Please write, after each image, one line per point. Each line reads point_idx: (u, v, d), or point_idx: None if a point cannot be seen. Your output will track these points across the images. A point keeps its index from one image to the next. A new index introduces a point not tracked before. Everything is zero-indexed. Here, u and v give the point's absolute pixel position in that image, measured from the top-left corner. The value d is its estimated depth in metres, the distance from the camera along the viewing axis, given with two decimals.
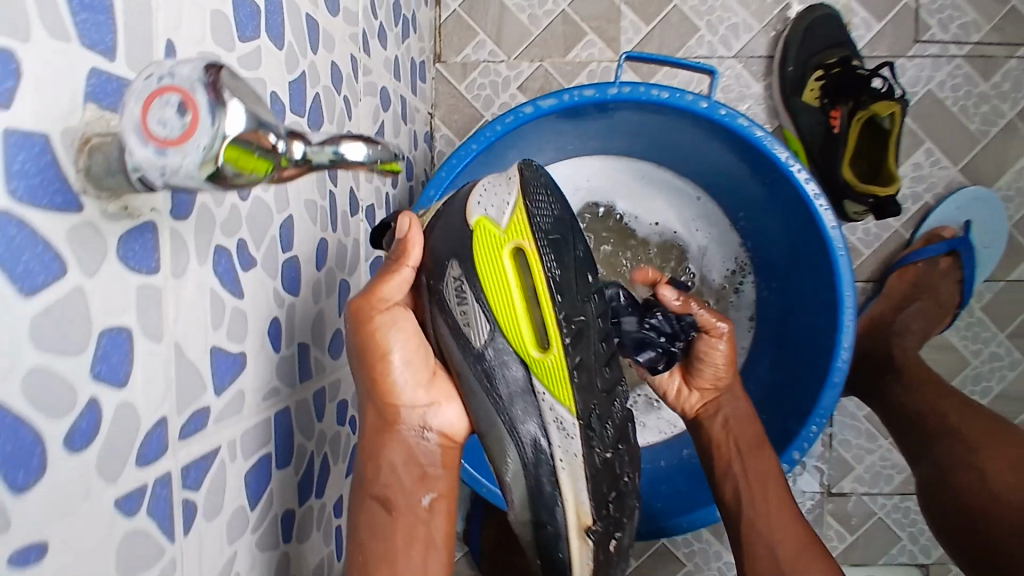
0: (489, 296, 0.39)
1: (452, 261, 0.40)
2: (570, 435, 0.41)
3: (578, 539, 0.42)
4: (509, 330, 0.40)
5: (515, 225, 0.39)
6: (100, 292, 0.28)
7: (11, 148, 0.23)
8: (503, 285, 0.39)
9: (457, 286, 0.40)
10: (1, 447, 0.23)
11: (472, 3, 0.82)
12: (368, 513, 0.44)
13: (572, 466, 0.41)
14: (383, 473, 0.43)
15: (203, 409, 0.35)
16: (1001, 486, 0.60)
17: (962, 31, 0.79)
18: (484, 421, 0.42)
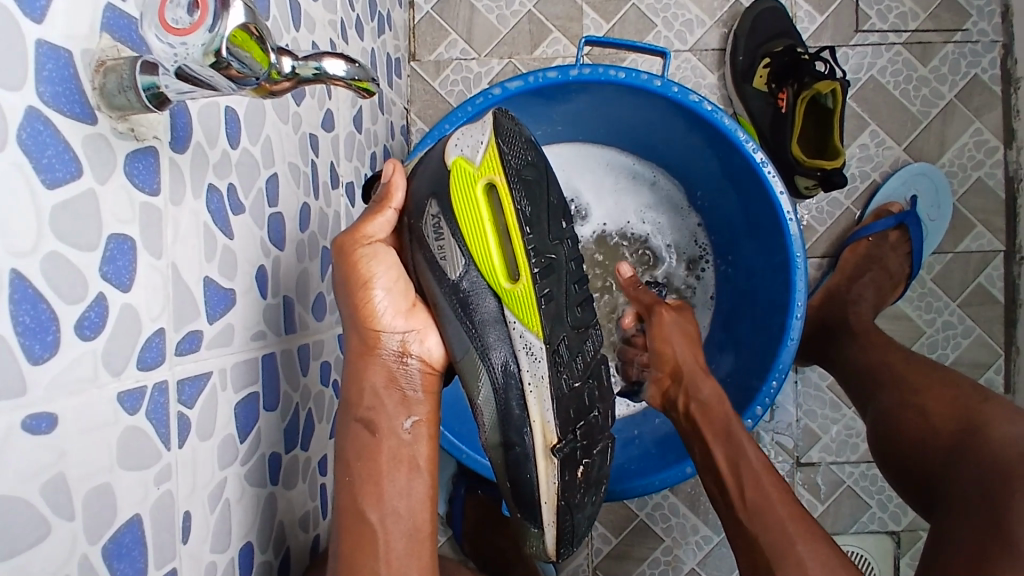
0: (463, 232, 0.46)
1: (431, 201, 0.47)
2: (537, 359, 0.48)
3: (545, 458, 0.50)
4: (482, 263, 0.47)
5: (489, 164, 0.46)
6: (109, 200, 0.31)
7: (40, 56, 0.27)
8: (478, 222, 0.46)
9: (434, 223, 0.47)
10: (22, 316, 0.26)
11: (444, 6, 0.88)
12: (353, 434, 0.49)
13: (540, 389, 0.49)
14: (367, 392, 0.49)
15: (196, 332, 0.38)
16: (938, 420, 0.64)
17: (899, 21, 0.87)
18: (459, 346, 0.49)
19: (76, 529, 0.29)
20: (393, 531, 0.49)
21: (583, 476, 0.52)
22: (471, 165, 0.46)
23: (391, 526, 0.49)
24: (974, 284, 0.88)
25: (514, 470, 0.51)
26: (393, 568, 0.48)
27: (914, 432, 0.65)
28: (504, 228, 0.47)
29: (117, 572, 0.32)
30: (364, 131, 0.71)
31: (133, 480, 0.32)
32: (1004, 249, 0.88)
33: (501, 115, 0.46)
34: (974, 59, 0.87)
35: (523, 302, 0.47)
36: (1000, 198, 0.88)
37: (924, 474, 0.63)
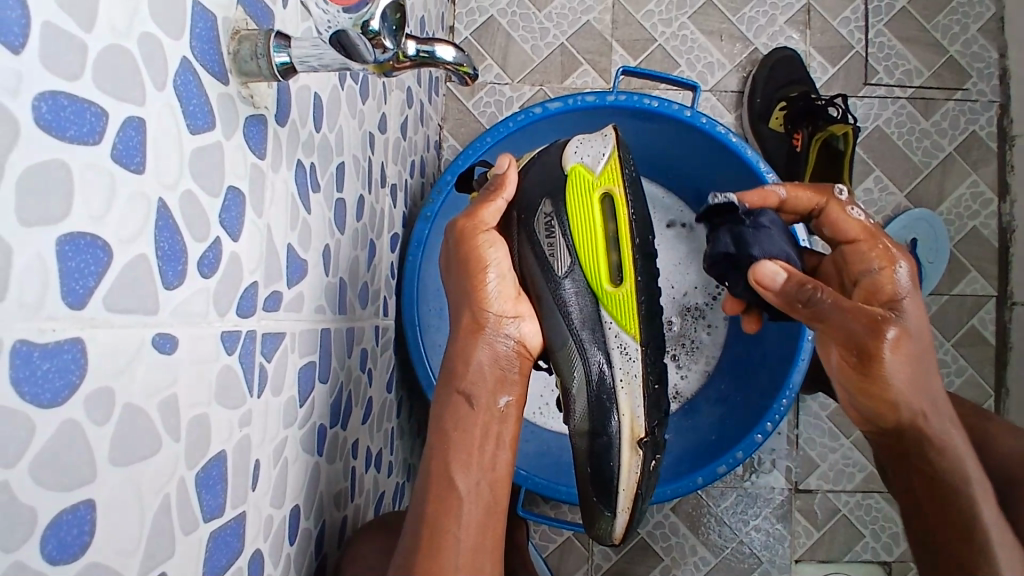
0: (576, 236, 0.56)
1: (546, 202, 0.56)
2: (631, 357, 0.56)
3: (630, 450, 0.56)
4: (587, 264, 0.56)
5: (608, 174, 0.56)
6: (231, 153, 0.33)
7: (195, 15, 0.30)
8: (590, 226, 0.56)
9: (548, 220, 0.56)
10: (162, 242, 0.28)
11: (482, 33, 0.93)
12: (452, 404, 0.52)
13: (631, 385, 0.56)
14: (476, 369, 0.52)
15: (277, 292, 0.40)
16: None
17: (905, 76, 0.94)
18: (557, 338, 0.56)
19: (178, 451, 0.31)
20: (474, 502, 0.50)
21: (654, 472, 0.58)
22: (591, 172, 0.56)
23: (476, 496, 0.50)
24: (967, 326, 0.93)
25: (599, 458, 0.56)
26: (471, 538, 0.49)
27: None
28: (613, 233, 0.56)
29: (204, 502, 0.33)
30: (407, 139, 0.74)
31: (226, 417, 0.34)
32: (996, 294, 0.93)
33: (619, 137, 0.57)
34: (972, 116, 0.94)
35: (622, 300, 0.56)
36: (994, 246, 0.94)
37: None
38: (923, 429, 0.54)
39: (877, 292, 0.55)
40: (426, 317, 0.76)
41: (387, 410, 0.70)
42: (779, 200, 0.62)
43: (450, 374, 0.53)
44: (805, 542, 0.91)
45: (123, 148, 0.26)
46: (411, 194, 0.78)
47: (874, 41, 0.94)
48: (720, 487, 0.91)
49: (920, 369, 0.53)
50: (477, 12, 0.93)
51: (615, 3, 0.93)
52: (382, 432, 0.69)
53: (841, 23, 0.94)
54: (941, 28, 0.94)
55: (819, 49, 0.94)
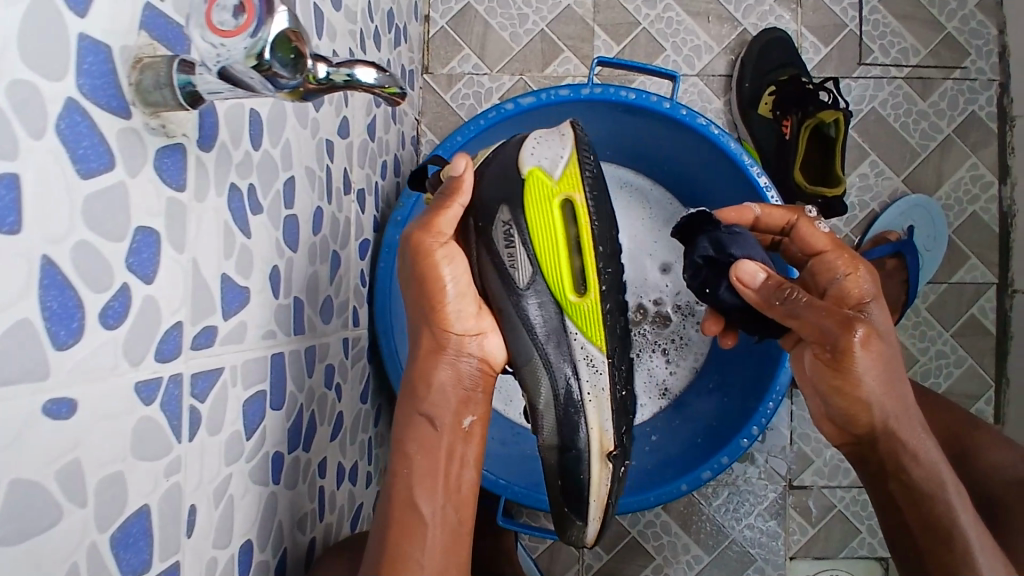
0: (537, 244, 0.52)
1: (503, 208, 0.52)
2: (598, 370, 0.53)
3: (600, 463, 0.54)
4: (550, 275, 0.52)
5: (567, 178, 0.52)
6: (139, 192, 0.31)
7: (81, 50, 0.28)
8: (552, 233, 0.52)
9: (506, 228, 0.52)
10: (50, 302, 0.27)
11: (459, 21, 0.89)
12: (415, 426, 0.52)
13: (598, 398, 0.53)
14: (437, 388, 0.52)
15: (211, 327, 0.38)
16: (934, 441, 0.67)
17: (901, 56, 0.89)
18: (521, 352, 0.54)
19: (87, 516, 0.29)
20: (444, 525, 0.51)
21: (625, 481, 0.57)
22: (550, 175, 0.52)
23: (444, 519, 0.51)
24: (967, 315, 0.90)
25: (566, 472, 0.54)
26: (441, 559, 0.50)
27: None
28: (576, 239, 0.52)
29: (123, 562, 0.32)
30: (377, 140, 0.72)
31: (144, 470, 0.33)
32: (997, 281, 0.90)
33: (577, 135, 0.54)
34: (972, 96, 0.90)
35: (591, 313, 0.53)
36: (994, 231, 0.90)
37: None
38: (897, 436, 0.51)
39: (846, 296, 0.52)
40: (401, 323, 0.73)
41: (362, 421, 0.69)
42: (754, 218, 0.63)
43: (412, 393, 0.53)
44: (800, 539, 0.89)
45: None
46: (384, 196, 0.75)
47: (868, 18, 0.89)
48: (713, 485, 0.89)
49: (895, 373, 0.50)
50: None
51: None
52: (357, 444, 0.67)
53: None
54: (938, 3, 0.90)
55: (812, 28, 0.89)
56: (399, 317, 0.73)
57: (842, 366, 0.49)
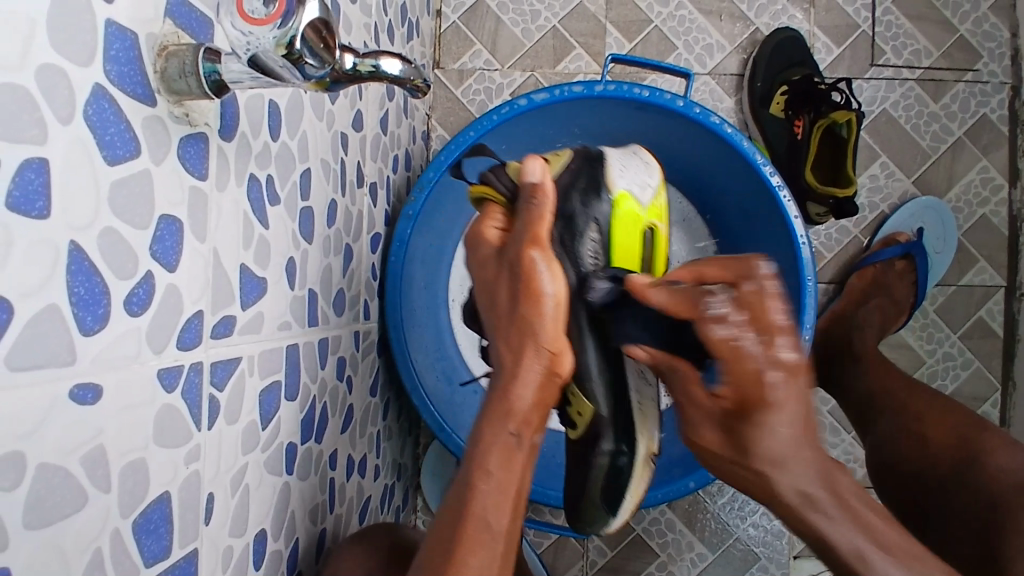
0: (619, 256, 0.60)
1: (593, 222, 0.58)
2: (645, 377, 0.60)
3: (644, 465, 0.57)
4: None
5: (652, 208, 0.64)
6: (162, 180, 0.32)
7: (109, 36, 0.28)
8: (633, 249, 0.61)
9: (592, 240, 0.58)
10: (77, 288, 0.27)
11: (471, 16, 0.89)
12: (497, 441, 0.47)
13: (645, 406, 0.58)
14: (528, 404, 0.48)
15: (230, 317, 0.38)
16: (935, 441, 0.66)
17: (913, 57, 0.89)
18: (588, 360, 0.55)
19: (110, 502, 0.29)
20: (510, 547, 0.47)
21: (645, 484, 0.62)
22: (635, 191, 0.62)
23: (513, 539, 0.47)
24: (975, 317, 0.90)
25: (614, 477, 0.56)
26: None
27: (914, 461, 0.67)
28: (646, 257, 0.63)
29: (144, 548, 0.32)
30: (389, 133, 0.72)
31: (166, 457, 0.33)
32: (1005, 285, 0.90)
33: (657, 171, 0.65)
34: (983, 99, 0.90)
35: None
36: (1004, 234, 0.90)
37: (919, 486, 0.66)
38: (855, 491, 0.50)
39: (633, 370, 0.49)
40: (409, 317, 0.74)
41: (372, 414, 0.69)
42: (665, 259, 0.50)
43: (493, 406, 0.48)
44: (804, 539, 0.89)
45: (22, 196, 0.24)
46: (395, 190, 0.75)
47: (881, 19, 0.89)
48: (718, 484, 0.89)
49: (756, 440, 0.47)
50: None
51: None
52: (366, 437, 0.67)
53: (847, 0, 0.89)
54: (952, 5, 0.90)
55: (824, 28, 0.89)
56: (407, 311, 0.73)
57: (771, 471, 0.47)
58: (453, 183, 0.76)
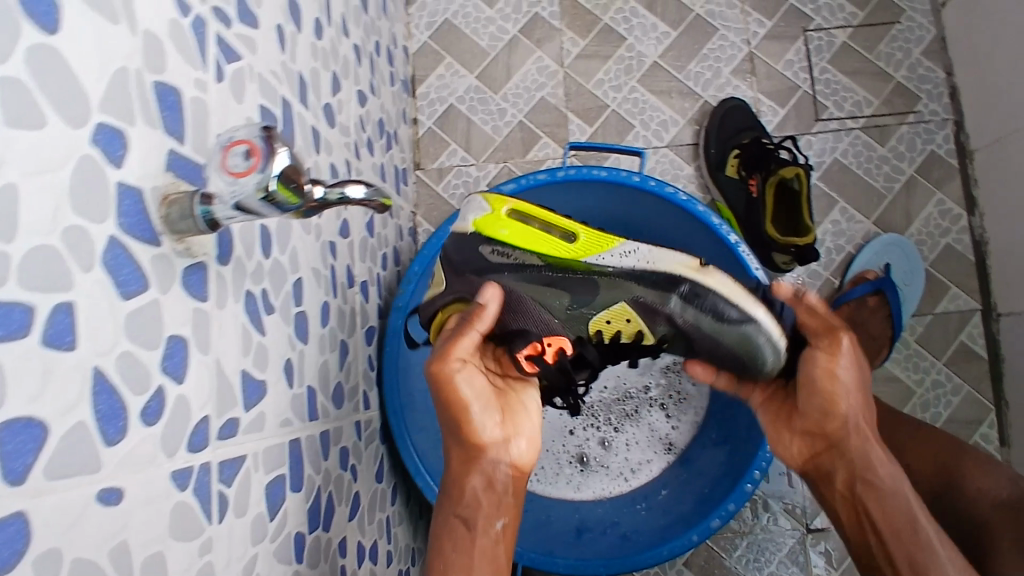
0: (527, 247, 0.60)
1: (482, 246, 0.61)
2: (628, 251, 0.60)
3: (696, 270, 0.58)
4: (550, 255, 0.60)
5: (513, 216, 0.61)
6: (169, 307, 0.38)
7: (120, 195, 0.34)
8: (522, 233, 0.61)
9: (496, 253, 0.61)
10: (102, 405, 0.32)
11: (444, 120, 0.98)
12: (451, 527, 0.60)
13: (652, 255, 0.59)
14: (471, 495, 0.60)
15: (234, 419, 0.44)
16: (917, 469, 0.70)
17: (855, 108, 0.97)
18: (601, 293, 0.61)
19: None
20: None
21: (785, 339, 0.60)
22: (484, 240, 0.61)
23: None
24: (956, 343, 0.93)
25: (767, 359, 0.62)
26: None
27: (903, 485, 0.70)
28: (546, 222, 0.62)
29: None
30: (376, 235, 0.78)
31: (182, 549, 0.37)
32: (981, 307, 0.94)
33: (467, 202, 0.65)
34: (930, 135, 0.97)
35: (585, 243, 0.60)
36: (971, 260, 0.95)
37: None
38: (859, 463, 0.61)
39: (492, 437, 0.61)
40: (409, 402, 0.78)
41: (379, 500, 0.72)
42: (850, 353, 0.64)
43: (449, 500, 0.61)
44: None
45: (56, 333, 0.30)
46: (386, 285, 0.81)
47: (820, 78, 0.97)
48: (729, 536, 0.91)
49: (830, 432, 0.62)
50: (438, 102, 0.99)
51: (566, 77, 0.98)
52: (376, 522, 0.71)
53: (785, 66, 0.98)
54: (885, 57, 0.98)
55: (768, 92, 0.97)
56: (406, 397, 0.77)
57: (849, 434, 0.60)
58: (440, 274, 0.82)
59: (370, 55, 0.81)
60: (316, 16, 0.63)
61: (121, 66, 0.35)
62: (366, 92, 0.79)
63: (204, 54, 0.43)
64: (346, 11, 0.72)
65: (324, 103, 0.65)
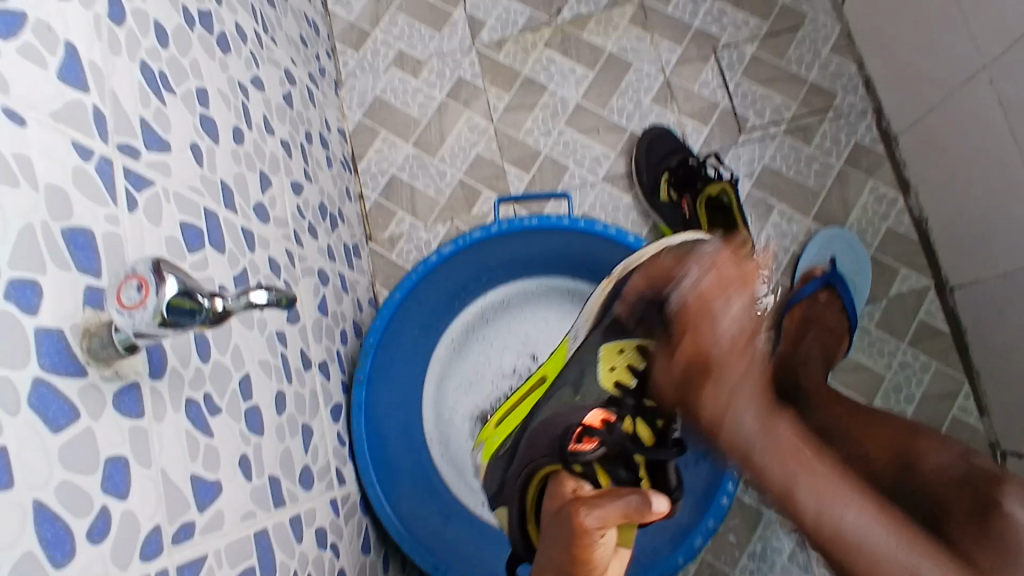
0: (523, 409, 0.80)
1: (498, 454, 0.79)
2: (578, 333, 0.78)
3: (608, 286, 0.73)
4: (531, 398, 0.80)
5: (497, 424, 0.82)
6: (104, 431, 0.40)
7: (39, 339, 0.37)
8: (510, 416, 0.81)
9: (504, 450, 0.78)
10: (45, 533, 0.35)
11: (389, 191, 1.02)
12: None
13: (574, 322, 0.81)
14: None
15: (189, 522, 0.46)
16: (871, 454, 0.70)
17: (775, 113, 1.01)
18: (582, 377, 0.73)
19: None
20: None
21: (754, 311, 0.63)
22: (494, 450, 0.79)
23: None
24: (916, 321, 0.94)
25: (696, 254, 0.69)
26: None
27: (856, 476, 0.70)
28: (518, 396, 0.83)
29: None
30: (331, 313, 0.82)
31: None
32: (933, 283, 0.94)
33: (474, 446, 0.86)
34: (851, 128, 1.00)
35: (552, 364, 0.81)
36: (914, 239, 0.96)
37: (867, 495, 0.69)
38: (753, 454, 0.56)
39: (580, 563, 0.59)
40: (386, 469, 0.80)
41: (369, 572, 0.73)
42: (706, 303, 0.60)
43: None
44: None
45: None
46: (349, 360, 0.84)
47: (736, 92, 1.02)
48: (731, 549, 0.91)
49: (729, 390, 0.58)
50: (380, 175, 1.03)
51: (497, 131, 1.03)
52: None
53: (701, 85, 1.02)
54: (795, 60, 1.02)
55: (690, 113, 1.01)
56: (382, 464, 0.79)
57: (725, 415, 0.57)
58: (398, 337, 0.84)
59: (301, 145, 0.85)
60: (234, 124, 0.68)
61: (27, 223, 0.38)
62: (302, 181, 0.83)
63: (113, 190, 0.46)
64: (267, 111, 0.77)
65: (254, 202, 0.69)
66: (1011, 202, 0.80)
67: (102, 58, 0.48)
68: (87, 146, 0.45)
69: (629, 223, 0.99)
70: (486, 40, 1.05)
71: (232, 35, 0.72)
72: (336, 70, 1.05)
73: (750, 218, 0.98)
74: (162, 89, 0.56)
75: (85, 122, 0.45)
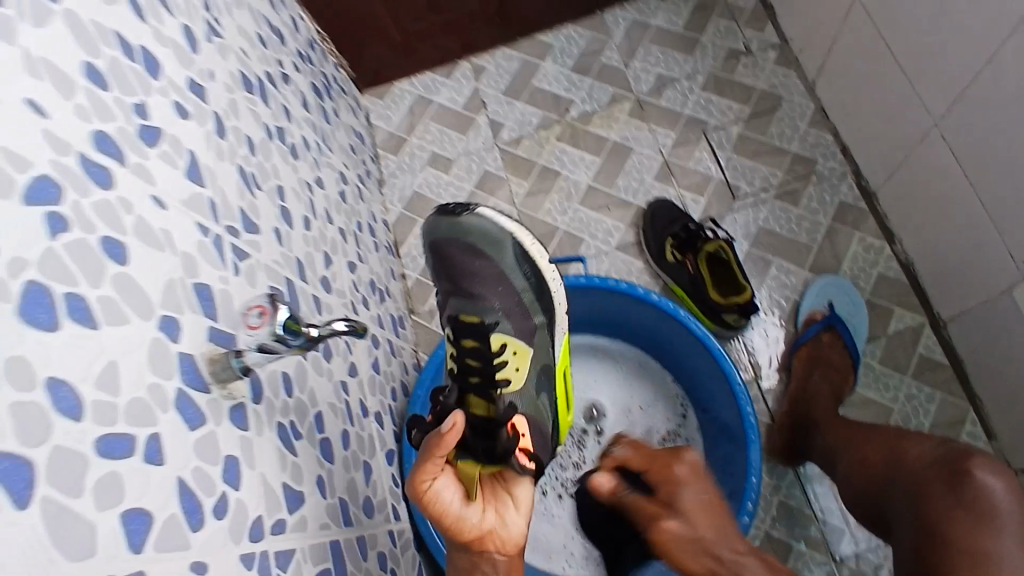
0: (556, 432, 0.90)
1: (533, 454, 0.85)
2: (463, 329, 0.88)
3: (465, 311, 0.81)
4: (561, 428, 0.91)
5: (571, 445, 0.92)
6: (223, 435, 0.52)
7: (182, 363, 0.49)
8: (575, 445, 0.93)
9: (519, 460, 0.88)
10: (188, 503, 0.46)
11: (428, 270, 1.17)
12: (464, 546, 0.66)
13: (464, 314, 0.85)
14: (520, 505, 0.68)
15: (282, 520, 0.56)
16: (874, 458, 0.78)
17: (764, 181, 1.14)
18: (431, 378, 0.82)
19: None
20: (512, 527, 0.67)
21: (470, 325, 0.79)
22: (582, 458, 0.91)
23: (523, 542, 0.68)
24: (917, 356, 1.01)
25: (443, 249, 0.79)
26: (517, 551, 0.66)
27: (863, 479, 0.78)
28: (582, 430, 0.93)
29: None
30: (383, 372, 0.94)
31: None
32: (927, 320, 1.03)
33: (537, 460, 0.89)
34: (834, 189, 1.12)
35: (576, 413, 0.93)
36: (904, 281, 1.05)
37: (871, 495, 0.76)
38: None
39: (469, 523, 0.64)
40: None
41: None
42: None
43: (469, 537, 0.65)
44: None
45: (151, 453, 0.44)
46: (399, 414, 0.95)
47: (728, 166, 1.16)
48: None
49: None
50: (419, 256, 1.18)
51: (519, 213, 1.17)
52: None
53: (696, 162, 1.17)
54: (777, 135, 1.16)
55: (689, 186, 1.15)
56: None
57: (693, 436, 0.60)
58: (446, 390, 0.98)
59: (354, 232, 1.01)
60: (304, 214, 0.83)
61: (170, 278, 0.51)
62: (356, 261, 0.97)
63: (224, 260, 0.60)
64: (327, 205, 0.93)
65: (321, 276, 0.83)
66: (983, 238, 0.90)
67: (213, 163, 0.64)
68: (207, 226, 0.59)
69: (642, 284, 1.11)
70: (506, 138, 1.23)
71: (299, 145, 0.89)
72: (380, 171, 1.23)
73: (751, 273, 1.09)
74: (253, 186, 0.71)
75: (204, 209, 0.60)
